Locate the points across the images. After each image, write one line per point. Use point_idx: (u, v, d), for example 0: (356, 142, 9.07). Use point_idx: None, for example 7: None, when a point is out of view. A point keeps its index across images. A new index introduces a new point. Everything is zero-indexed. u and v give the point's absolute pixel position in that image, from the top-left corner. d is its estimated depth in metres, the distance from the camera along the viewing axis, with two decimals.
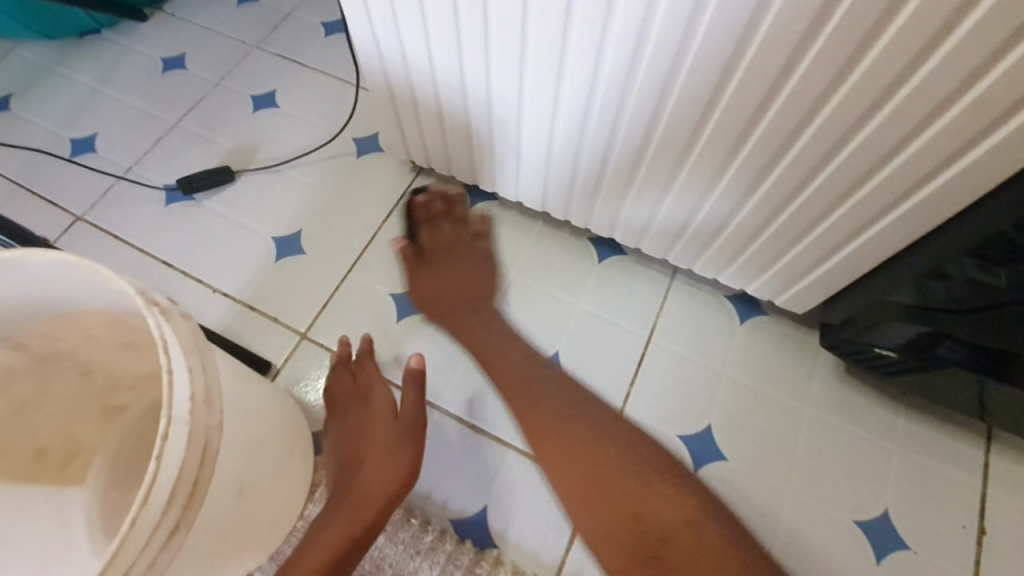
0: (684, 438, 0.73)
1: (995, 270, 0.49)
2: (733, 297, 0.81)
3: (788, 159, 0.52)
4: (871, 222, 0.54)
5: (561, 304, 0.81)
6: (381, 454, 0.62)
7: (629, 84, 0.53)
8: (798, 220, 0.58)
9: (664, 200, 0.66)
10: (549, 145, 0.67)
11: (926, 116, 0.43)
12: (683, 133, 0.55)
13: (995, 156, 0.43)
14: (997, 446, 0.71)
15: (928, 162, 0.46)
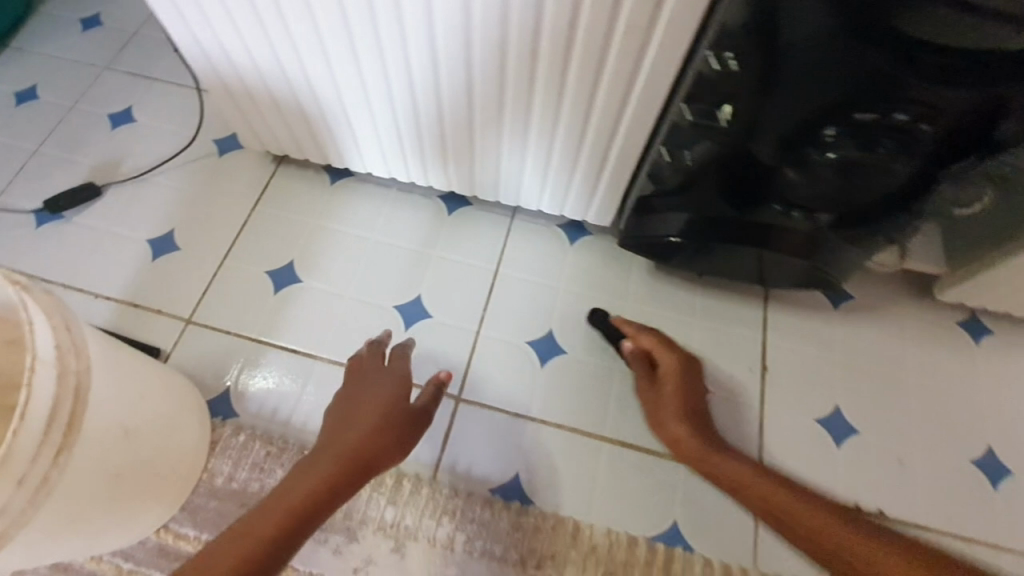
0: (531, 343, 0.87)
1: (684, 152, 0.65)
2: (563, 224, 0.97)
3: (537, 94, 0.67)
4: (611, 135, 0.69)
5: (421, 255, 0.94)
6: (378, 430, 0.65)
7: (407, 50, 0.66)
8: (567, 144, 0.73)
9: (475, 147, 0.79)
10: (373, 116, 0.79)
11: (602, 45, 0.58)
12: (461, 84, 0.69)
13: (655, 68, 0.58)
14: (771, 304, 0.90)
15: (620, 82, 0.61)
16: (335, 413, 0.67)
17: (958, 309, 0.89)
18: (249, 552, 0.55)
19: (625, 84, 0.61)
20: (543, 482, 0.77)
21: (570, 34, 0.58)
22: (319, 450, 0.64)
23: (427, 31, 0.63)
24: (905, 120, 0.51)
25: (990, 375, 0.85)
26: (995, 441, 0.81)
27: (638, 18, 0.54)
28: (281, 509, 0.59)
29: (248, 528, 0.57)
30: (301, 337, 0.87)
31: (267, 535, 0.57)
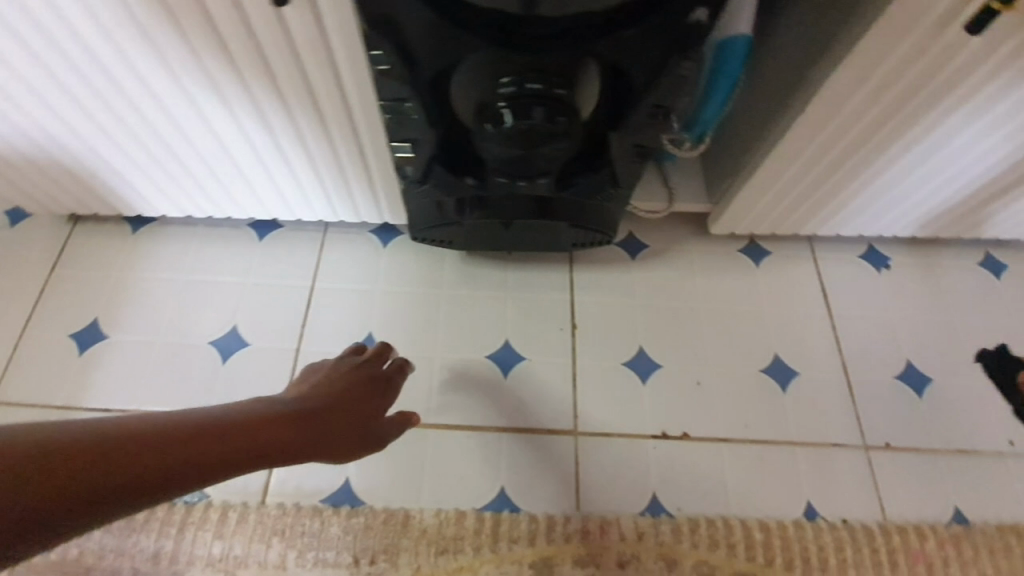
0: (351, 350, 0.89)
1: (415, 151, 0.65)
2: (375, 229, 0.99)
3: (264, 112, 0.72)
4: (359, 130, 0.74)
5: (232, 286, 0.94)
6: (351, 420, 0.66)
7: (140, 80, 0.68)
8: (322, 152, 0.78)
9: (253, 166, 0.81)
10: (144, 154, 0.80)
11: (292, 58, 0.64)
12: (206, 105, 0.71)
13: (348, 68, 0.65)
14: (578, 266, 0.96)
15: (327, 86, 0.67)
16: (332, 377, 0.69)
17: (738, 239, 1.00)
18: (128, 472, 0.45)
19: (332, 89, 0.68)
20: (372, 481, 0.79)
21: (259, 53, 0.64)
22: (293, 419, 0.60)
23: (133, 70, 0.67)
24: (550, 102, 0.54)
25: (768, 292, 0.96)
26: (778, 348, 0.91)
27: (305, 29, 0.61)
28: (206, 449, 0.50)
29: (135, 452, 0.46)
30: (112, 393, 0.85)
31: (154, 466, 0.47)
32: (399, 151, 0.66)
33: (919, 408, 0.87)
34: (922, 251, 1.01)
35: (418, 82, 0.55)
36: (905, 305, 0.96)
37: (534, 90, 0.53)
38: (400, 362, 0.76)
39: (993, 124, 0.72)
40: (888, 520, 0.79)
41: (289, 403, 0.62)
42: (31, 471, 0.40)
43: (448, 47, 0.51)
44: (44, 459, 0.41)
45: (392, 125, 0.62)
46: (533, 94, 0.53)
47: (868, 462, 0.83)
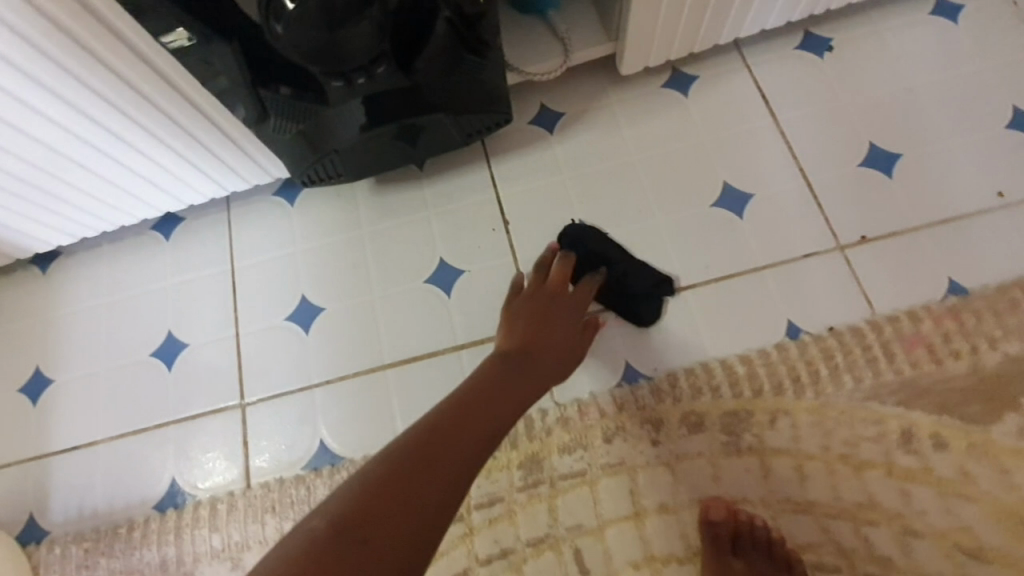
0: (289, 318, 0.85)
1: (227, 77, 0.59)
2: (277, 190, 0.92)
3: (71, 99, 0.64)
4: (179, 75, 0.66)
5: (156, 293, 0.90)
6: (565, 346, 0.66)
7: None
8: (159, 122, 0.70)
9: (113, 162, 0.75)
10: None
11: (50, 22, 0.56)
12: (16, 111, 0.63)
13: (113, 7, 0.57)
14: (494, 158, 0.88)
15: (108, 41, 0.60)
16: (529, 315, 0.67)
17: (658, 73, 0.89)
18: (425, 481, 0.46)
19: (117, 43, 0.60)
20: (349, 437, 0.78)
21: (12, 29, 0.55)
22: (516, 378, 0.60)
23: None
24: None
25: (703, 119, 0.86)
26: (726, 175, 0.83)
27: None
28: (480, 426, 0.53)
29: (439, 450, 0.48)
30: (76, 431, 0.84)
31: (461, 461, 0.49)
32: (217, 84, 0.61)
33: (890, 191, 0.79)
34: (865, 20, 0.88)
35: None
36: (859, 85, 0.85)
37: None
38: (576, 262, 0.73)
39: None
40: (878, 314, 0.73)
41: (502, 362, 0.62)
42: (394, 510, 0.43)
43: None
44: (391, 490, 0.44)
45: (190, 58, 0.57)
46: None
47: (847, 262, 0.76)
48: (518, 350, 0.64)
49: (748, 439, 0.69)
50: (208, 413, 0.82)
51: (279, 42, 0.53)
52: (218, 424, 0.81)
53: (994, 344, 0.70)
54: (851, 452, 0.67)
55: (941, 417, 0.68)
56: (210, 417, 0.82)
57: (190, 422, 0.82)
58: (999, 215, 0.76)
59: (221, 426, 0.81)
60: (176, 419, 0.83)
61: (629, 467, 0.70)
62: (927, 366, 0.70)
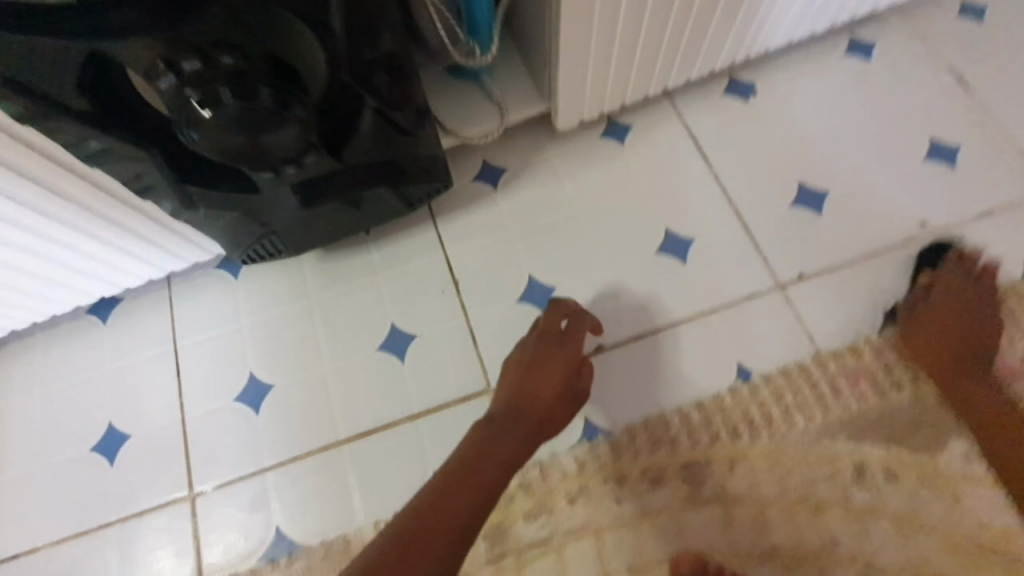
0: (237, 398, 0.82)
1: (151, 180, 0.58)
2: (220, 264, 0.90)
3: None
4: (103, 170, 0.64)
5: (94, 381, 0.85)
6: (557, 392, 0.65)
7: None
8: (83, 215, 0.68)
9: (37, 260, 0.71)
10: None
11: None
12: None
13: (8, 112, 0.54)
14: (440, 218, 0.89)
15: (11, 146, 0.57)
16: (520, 363, 0.67)
17: (595, 124, 0.91)
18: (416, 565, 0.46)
19: (19, 144, 0.58)
20: (307, 521, 0.75)
21: None
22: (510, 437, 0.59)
23: None
24: (233, 76, 0.48)
25: (641, 167, 0.88)
26: (666, 221, 0.84)
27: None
28: (469, 494, 0.53)
29: (422, 539, 0.48)
30: (10, 539, 0.78)
31: (448, 543, 0.49)
32: (136, 182, 0.58)
33: (823, 227, 0.82)
34: (785, 64, 0.93)
35: (78, 109, 0.48)
36: (784, 126, 0.89)
37: (201, 69, 0.46)
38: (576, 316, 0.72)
39: None
40: (821, 350, 0.75)
41: (496, 419, 0.62)
42: None
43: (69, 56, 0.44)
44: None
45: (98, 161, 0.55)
46: (207, 74, 0.47)
47: (789, 300, 0.78)
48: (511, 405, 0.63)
49: (709, 489, 0.69)
50: (153, 508, 0.78)
51: (199, 146, 0.52)
52: (166, 518, 0.77)
53: None
54: (810, 493, 0.68)
55: (891, 449, 0.70)
56: (156, 511, 0.77)
57: (136, 519, 0.77)
58: (927, 244, 0.80)
59: (168, 520, 0.77)
60: (120, 517, 0.78)
61: (595, 527, 0.69)
62: (872, 399, 0.72)
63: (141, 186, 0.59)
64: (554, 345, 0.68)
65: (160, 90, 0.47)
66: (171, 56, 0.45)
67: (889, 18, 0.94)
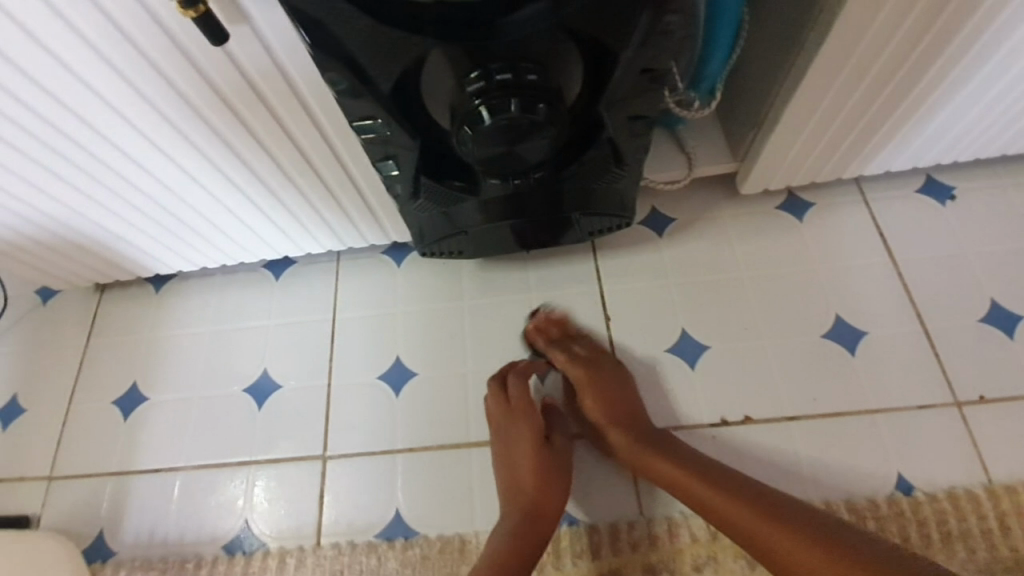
0: (381, 378, 0.87)
1: (399, 167, 0.62)
2: (387, 249, 0.96)
3: (245, 155, 0.69)
4: (344, 153, 0.71)
5: (256, 330, 0.93)
6: (534, 472, 0.71)
7: (132, 155, 0.67)
8: (312, 184, 0.76)
9: (259, 212, 0.80)
10: (153, 220, 0.79)
11: (249, 99, 0.62)
12: (200, 160, 0.69)
13: (315, 89, 0.62)
14: (601, 253, 0.91)
15: (292, 118, 0.65)
16: (500, 458, 0.73)
17: (773, 195, 0.91)
18: None
19: (299, 121, 0.66)
20: (425, 512, 0.77)
21: (223, 100, 0.62)
22: (519, 514, 0.69)
23: (121, 149, 0.66)
24: (525, 89, 0.51)
25: (816, 248, 0.86)
26: (836, 307, 0.82)
27: (251, 69, 0.59)
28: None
29: None
30: (161, 455, 0.86)
31: None
32: (385, 168, 0.62)
33: (1012, 352, 0.77)
34: (988, 174, 0.89)
35: (387, 94, 0.53)
36: (979, 238, 0.84)
37: (508, 81, 0.51)
38: (522, 373, 0.78)
39: None
40: (995, 483, 0.70)
41: (508, 501, 0.70)
42: None
43: (409, 51, 0.48)
44: None
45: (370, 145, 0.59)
46: (508, 84, 0.51)
47: (964, 421, 0.73)
48: (510, 485, 0.71)
49: None
50: (289, 460, 0.83)
51: (464, 145, 0.56)
52: (298, 473, 0.82)
53: None
54: None
55: None
56: (290, 464, 0.83)
57: (271, 466, 0.83)
58: None
59: (298, 475, 0.82)
60: (257, 460, 0.84)
61: None
62: None
63: (382, 172, 0.64)
64: (521, 411, 0.74)
65: (460, 91, 0.53)
66: (483, 62, 0.50)
67: None
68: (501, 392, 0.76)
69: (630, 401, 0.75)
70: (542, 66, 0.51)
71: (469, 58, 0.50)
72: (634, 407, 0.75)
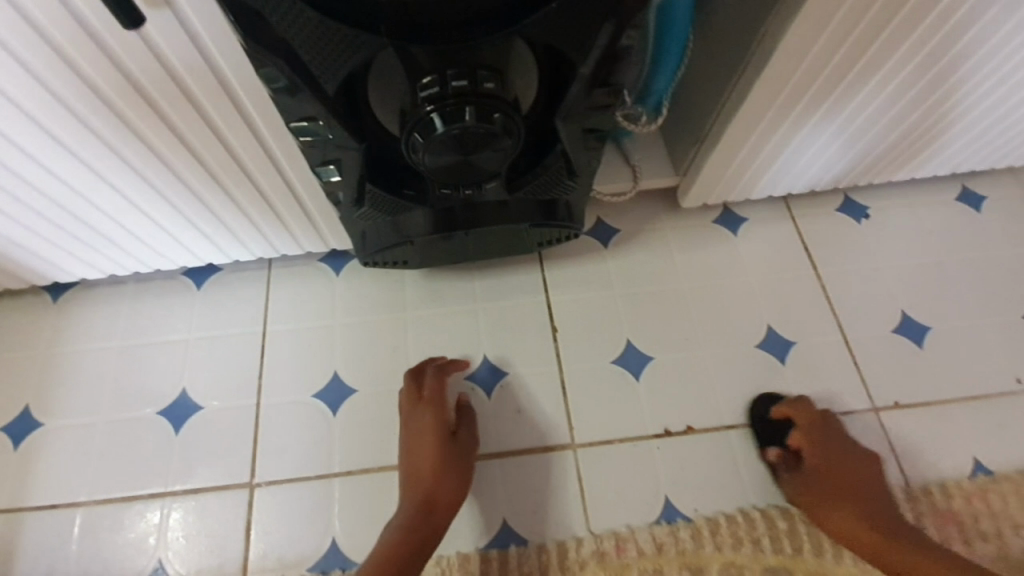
0: (317, 396, 0.81)
1: (342, 172, 0.58)
2: (325, 257, 0.91)
3: (164, 153, 0.62)
4: (279, 156, 0.65)
5: (174, 345, 0.84)
6: (433, 462, 0.69)
7: (24, 150, 0.59)
8: (242, 187, 0.69)
9: (180, 216, 0.73)
10: (53, 223, 0.70)
11: (170, 93, 0.56)
12: (110, 158, 0.62)
13: (249, 87, 0.56)
14: (549, 264, 0.90)
15: (220, 116, 0.59)
16: (402, 448, 0.72)
17: (712, 209, 0.94)
18: None
19: (230, 121, 0.60)
20: (365, 539, 0.73)
21: (138, 93, 0.55)
22: (412, 504, 0.67)
23: (10, 142, 0.57)
24: (483, 98, 0.49)
25: (752, 262, 0.90)
26: (769, 319, 0.86)
27: (173, 61, 0.53)
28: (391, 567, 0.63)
29: None
30: (57, 489, 0.76)
31: None
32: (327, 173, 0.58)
33: (922, 360, 0.83)
34: (899, 195, 0.96)
35: (332, 95, 0.49)
36: (892, 254, 0.91)
37: (465, 87, 0.48)
38: (439, 367, 0.77)
39: (951, 68, 0.68)
40: (910, 483, 0.75)
41: (404, 491, 0.69)
42: None
43: (359, 51, 0.45)
44: None
45: (310, 147, 0.55)
46: (465, 92, 0.48)
47: (881, 425, 0.79)
48: (408, 474, 0.70)
49: None
50: (212, 489, 0.75)
51: (416, 152, 0.53)
52: (222, 504, 0.75)
53: (1019, 531, 0.72)
54: None
55: None
56: (213, 494, 0.75)
57: (191, 497, 0.75)
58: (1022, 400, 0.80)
59: (222, 506, 0.75)
60: (175, 490, 0.75)
61: None
62: (957, 545, 0.71)
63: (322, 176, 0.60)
64: (430, 401, 0.73)
65: (413, 94, 0.49)
66: (438, 67, 0.48)
67: (1004, 173, 0.97)
68: (414, 381, 0.76)
69: (853, 457, 0.72)
70: (503, 75, 0.49)
71: (425, 61, 0.47)
72: (858, 455, 0.72)
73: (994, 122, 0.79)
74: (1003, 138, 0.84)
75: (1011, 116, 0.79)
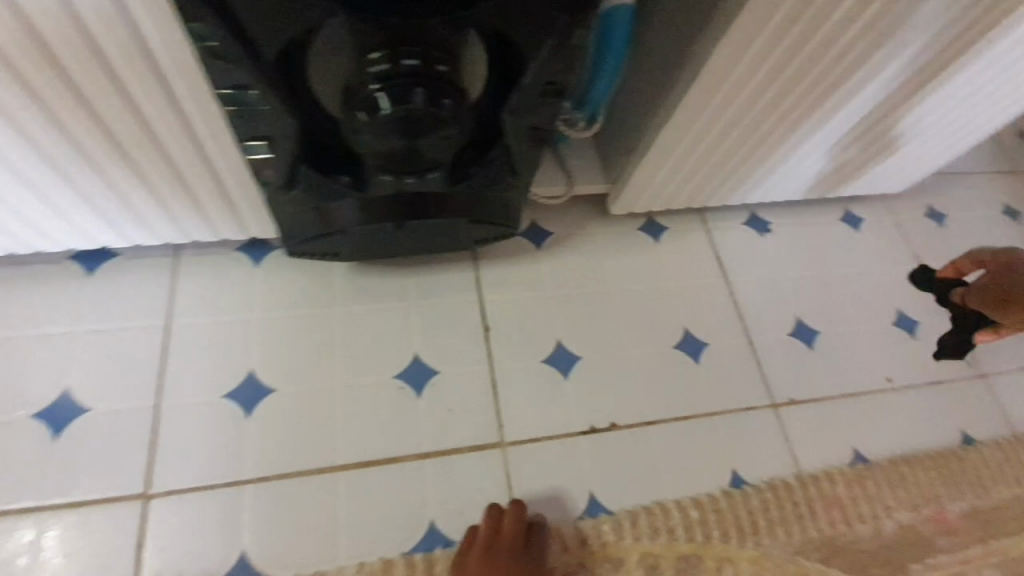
0: (228, 396, 0.75)
1: (271, 148, 0.54)
2: (242, 247, 0.84)
3: (58, 117, 0.55)
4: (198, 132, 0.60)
5: (56, 339, 0.74)
6: None
7: None
8: (152, 164, 0.63)
9: (74, 191, 0.64)
10: None
11: (72, 50, 0.49)
12: None
13: (170, 52, 0.51)
14: (483, 263, 0.90)
15: (131, 81, 0.53)
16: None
17: (637, 217, 0.99)
18: None
19: (143, 88, 0.54)
20: (278, 549, 0.68)
21: (31, 45, 0.48)
22: None
23: None
24: (433, 80, 0.48)
25: (671, 268, 0.96)
26: (686, 322, 0.92)
27: (79, 13, 0.47)
28: None
29: None
30: None
31: None
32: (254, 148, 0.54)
33: (812, 362, 0.93)
34: (796, 214, 1.07)
35: (267, 61, 0.46)
36: (790, 266, 1.01)
37: (416, 67, 0.46)
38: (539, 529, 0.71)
39: (844, 103, 0.77)
40: (801, 473, 0.84)
41: None
42: None
43: (302, 16, 0.42)
44: None
45: (236, 117, 0.51)
46: (415, 71, 0.47)
47: (778, 420, 0.87)
48: None
49: None
50: (98, 501, 0.67)
51: (357, 130, 0.51)
52: (110, 517, 0.67)
53: (891, 513, 0.82)
54: None
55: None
56: (99, 507, 0.67)
57: (72, 511, 0.66)
58: (888, 398, 0.92)
59: (110, 520, 0.66)
60: (51, 504, 0.66)
61: None
62: (841, 526, 0.80)
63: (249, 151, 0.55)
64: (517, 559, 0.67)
65: (359, 68, 0.47)
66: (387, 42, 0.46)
67: (876, 201, 1.12)
68: (513, 535, 0.69)
69: None
70: (453, 58, 0.48)
71: (374, 33, 0.45)
72: None
73: (926, 120, 0.86)
74: (935, 133, 0.90)
75: (887, 149, 0.91)
